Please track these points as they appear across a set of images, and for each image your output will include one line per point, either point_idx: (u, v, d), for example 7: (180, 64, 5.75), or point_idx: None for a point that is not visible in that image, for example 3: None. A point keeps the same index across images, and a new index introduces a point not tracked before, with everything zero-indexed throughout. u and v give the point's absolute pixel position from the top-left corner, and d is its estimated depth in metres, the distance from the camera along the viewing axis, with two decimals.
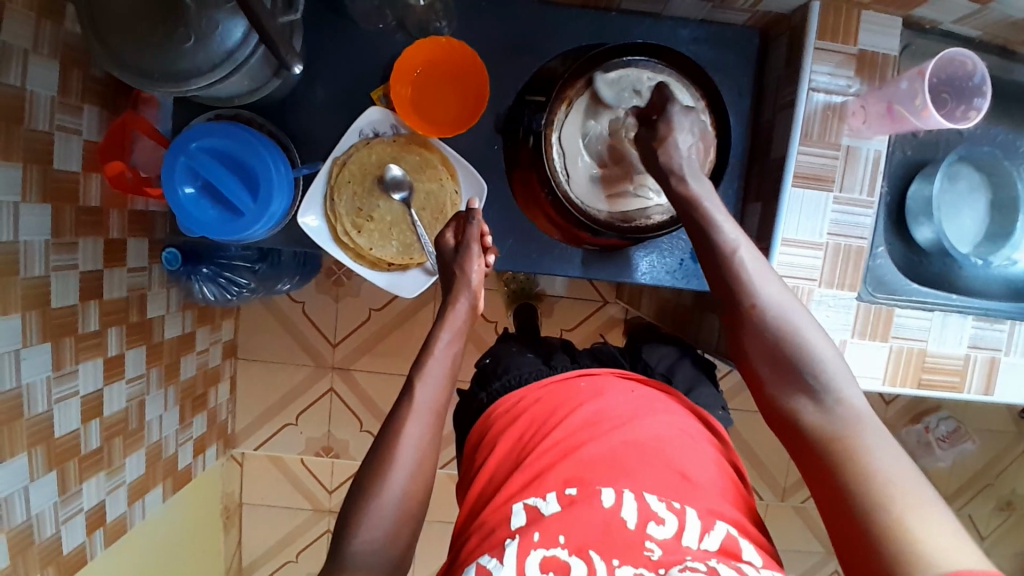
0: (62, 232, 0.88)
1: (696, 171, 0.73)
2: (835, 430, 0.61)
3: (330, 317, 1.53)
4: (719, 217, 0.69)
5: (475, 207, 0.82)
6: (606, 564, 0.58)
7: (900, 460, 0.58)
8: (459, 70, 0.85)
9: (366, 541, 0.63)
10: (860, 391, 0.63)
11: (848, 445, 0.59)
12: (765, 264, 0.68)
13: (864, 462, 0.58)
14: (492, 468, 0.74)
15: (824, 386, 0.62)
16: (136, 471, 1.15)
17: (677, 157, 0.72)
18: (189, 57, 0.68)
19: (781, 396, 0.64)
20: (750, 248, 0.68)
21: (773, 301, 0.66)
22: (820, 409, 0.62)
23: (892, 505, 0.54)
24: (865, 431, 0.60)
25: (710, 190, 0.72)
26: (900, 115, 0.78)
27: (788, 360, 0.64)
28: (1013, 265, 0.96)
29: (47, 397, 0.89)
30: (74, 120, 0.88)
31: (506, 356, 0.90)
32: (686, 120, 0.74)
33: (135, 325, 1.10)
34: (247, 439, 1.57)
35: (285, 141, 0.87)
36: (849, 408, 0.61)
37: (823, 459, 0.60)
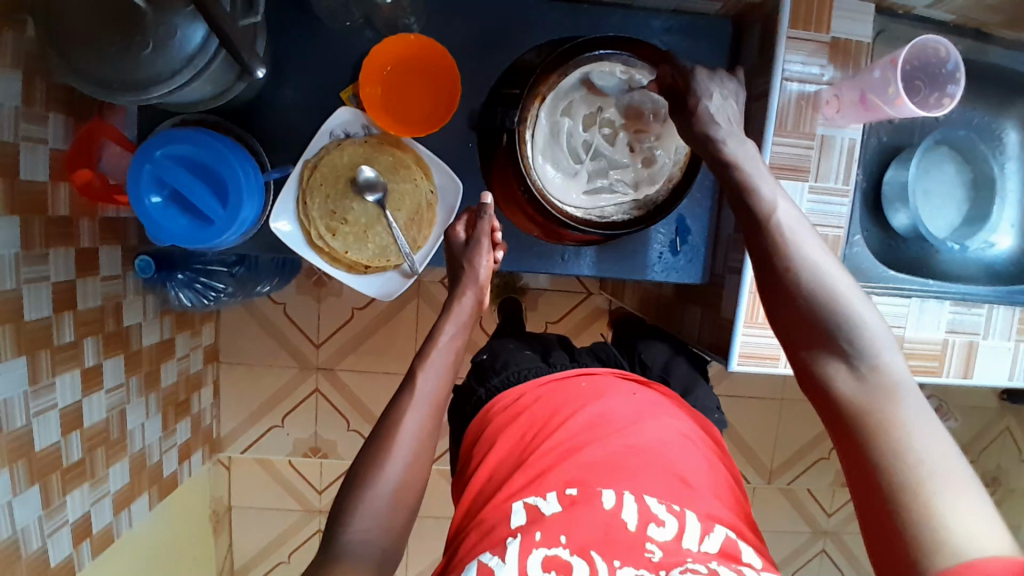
0: (31, 244, 0.86)
1: (738, 137, 0.71)
2: (869, 399, 0.56)
3: (312, 318, 1.51)
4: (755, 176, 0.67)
5: (485, 201, 0.81)
6: (607, 565, 0.58)
7: (938, 438, 0.53)
8: (431, 68, 0.83)
9: (360, 531, 0.62)
10: (905, 362, 0.58)
11: (879, 415, 0.55)
12: (806, 229, 0.65)
13: (892, 432, 0.53)
14: (490, 467, 0.73)
15: (862, 354, 0.58)
16: (121, 480, 1.13)
17: (714, 127, 0.71)
18: (147, 64, 0.66)
19: (816, 364, 0.60)
20: (790, 209, 0.66)
21: (813, 264, 0.62)
22: (855, 377, 0.57)
23: (920, 487, 0.50)
24: (904, 403, 0.55)
25: (751, 153, 0.70)
26: (873, 104, 0.77)
27: (821, 326, 0.60)
28: (991, 247, 0.98)
29: (26, 411, 0.87)
30: (40, 129, 0.86)
31: (501, 352, 0.89)
32: (722, 87, 0.74)
33: (113, 334, 1.07)
34: (234, 443, 1.55)
35: (254, 144, 0.85)
36: (888, 378, 0.56)
37: (852, 430, 0.56)
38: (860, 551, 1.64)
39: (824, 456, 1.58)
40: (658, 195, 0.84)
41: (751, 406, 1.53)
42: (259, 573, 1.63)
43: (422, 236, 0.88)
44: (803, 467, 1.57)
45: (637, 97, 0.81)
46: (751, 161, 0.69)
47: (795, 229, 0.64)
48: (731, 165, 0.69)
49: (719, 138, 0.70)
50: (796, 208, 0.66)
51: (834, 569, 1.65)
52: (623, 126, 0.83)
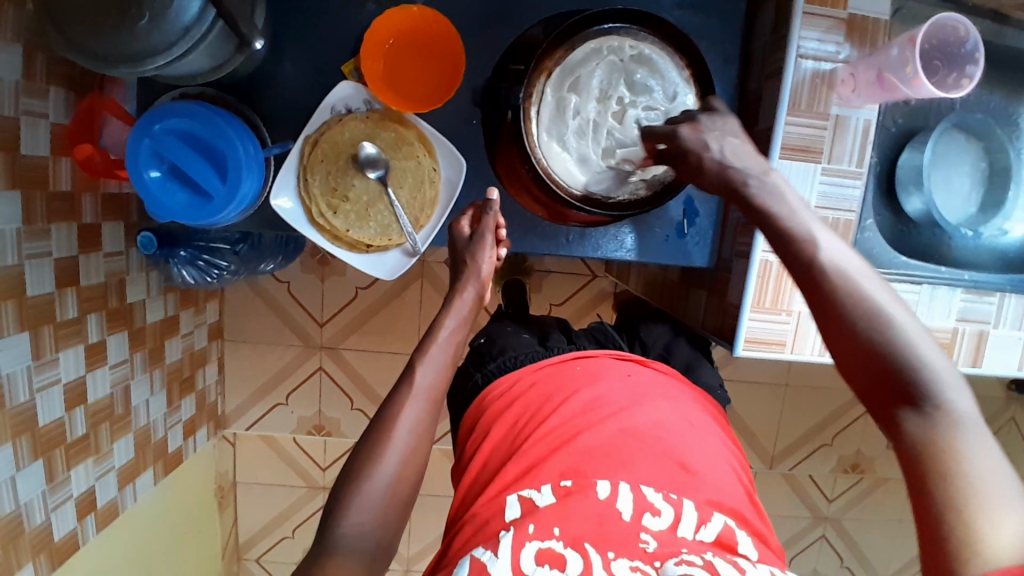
0: (33, 219, 0.85)
1: (764, 170, 0.68)
2: (935, 437, 0.55)
3: (316, 297, 1.51)
4: (794, 206, 0.65)
5: (491, 197, 0.82)
6: (601, 558, 0.57)
7: (1000, 471, 0.53)
8: (434, 42, 0.81)
9: (355, 523, 0.63)
10: (970, 395, 0.56)
11: (944, 453, 0.54)
12: (860, 265, 0.62)
13: (955, 469, 0.53)
14: (484, 455, 0.73)
15: (926, 392, 0.56)
16: (126, 456, 1.14)
17: (731, 170, 0.68)
18: (144, 35, 0.64)
19: (880, 403, 0.59)
20: (838, 241, 0.63)
21: (869, 303, 0.59)
22: (921, 416, 0.56)
23: (977, 520, 0.50)
24: (967, 437, 0.54)
25: (779, 187, 0.66)
26: (890, 84, 0.75)
27: (883, 361, 0.58)
28: (1004, 234, 0.95)
29: (29, 386, 0.88)
30: (41, 104, 0.85)
31: (499, 337, 0.87)
32: (717, 126, 0.71)
33: (116, 311, 1.07)
34: (239, 420, 1.56)
35: (253, 118, 0.84)
36: (952, 414, 0.55)
37: (916, 467, 0.55)
38: (860, 537, 1.64)
39: (827, 443, 1.57)
40: (665, 176, 0.82)
41: (754, 391, 1.52)
42: (263, 548, 1.65)
43: (424, 214, 0.87)
44: (806, 453, 1.57)
45: (647, 76, 0.79)
46: (792, 197, 0.66)
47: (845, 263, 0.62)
48: (768, 203, 0.66)
49: (740, 181, 0.67)
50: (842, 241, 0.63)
51: (834, 554, 1.65)
52: (633, 103, 0.79)
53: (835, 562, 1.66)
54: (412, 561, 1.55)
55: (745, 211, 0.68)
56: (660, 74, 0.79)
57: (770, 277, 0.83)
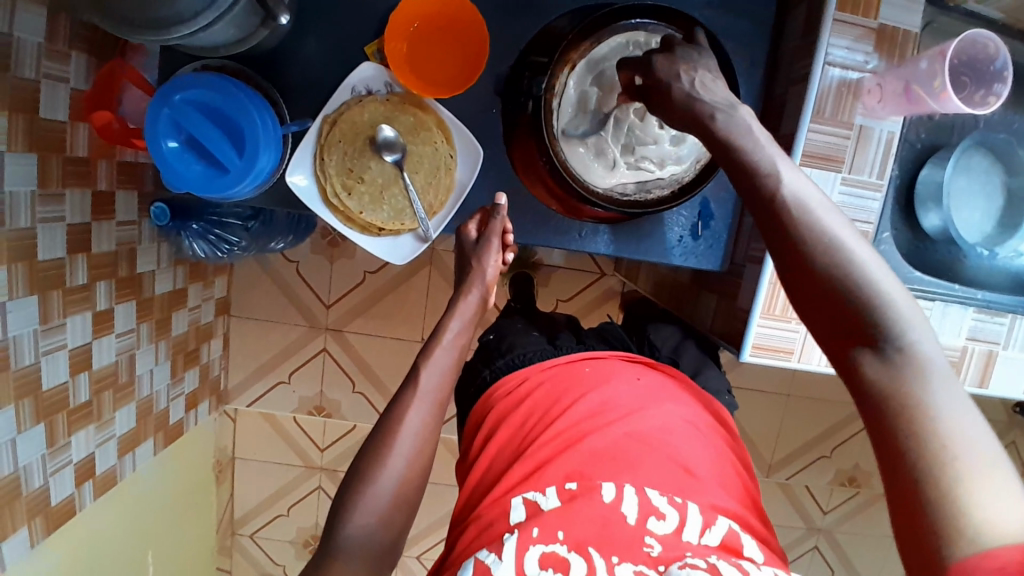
0: (48, 183, 0.86)
1: (730, 103, 0.65)
2: (896, 381, 0.54)
3: (324, 278, 1.51)
4: (761, 143, 0.62)
5: (501, 203, 0.82)
6: (605, 562, 0.57)
7: (964, 418, 0.52)
8: (459, 27, 0.81)
9: (360, 525, 0.63)
10: (932, 332, 0.56)
11: (907, 399, 0.53)
12: (823, 201, 0.60)
13: (919, 418, 0.53)
14: (491, 455, 0.73)
15: (888, 335, 0.55)
16: (126, 424, 1.15)
17: (699, 102, 0.65)
18: (169, 3, 0.64)
19: (840, 347, 0.58)
20: (804, 180, 0.61)
21: (831, 242, 0.58)
22: (883, 361, 0.55)
23: (945, 474, 0.50)
24: (930, 378, 0.54)
25: (748, 121, 0.64)
26: (917, 97, 0.74)
27: (848, 304, 0.57)
28: (1019, 256, 0.94)
29: (35, 350, 0.88)
30: (61, 67, 0.85)
31: (509, 335, 0.87)
32: (692, 60, 0.68)
33: (125, 279, 1.08)
34: (240, 396, 1.57)
35: (274, 94, 0.84)
36: (914, 357, 0.55)
37: (880, 415, 0.55)
38: (853, 551, 1.64)
39: (825, 455, 1.56)
40: (683, 176, 0.82)
41: (756, 399, 1.52)
42: (257, 524, 1.66)
43: (438, 201, 0.86)
44: (803, 464, 1.57)
45: None
46: (759, 131, 0.63)
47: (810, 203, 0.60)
48: (734, 137, 0.63)
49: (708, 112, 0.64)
50: (811, 182, 0.61)
51: (824, 566, 1.65)
52: None
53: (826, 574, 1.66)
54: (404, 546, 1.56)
55: (712, 144, 0.64)
56: None
57: (782, 284, 0.83)
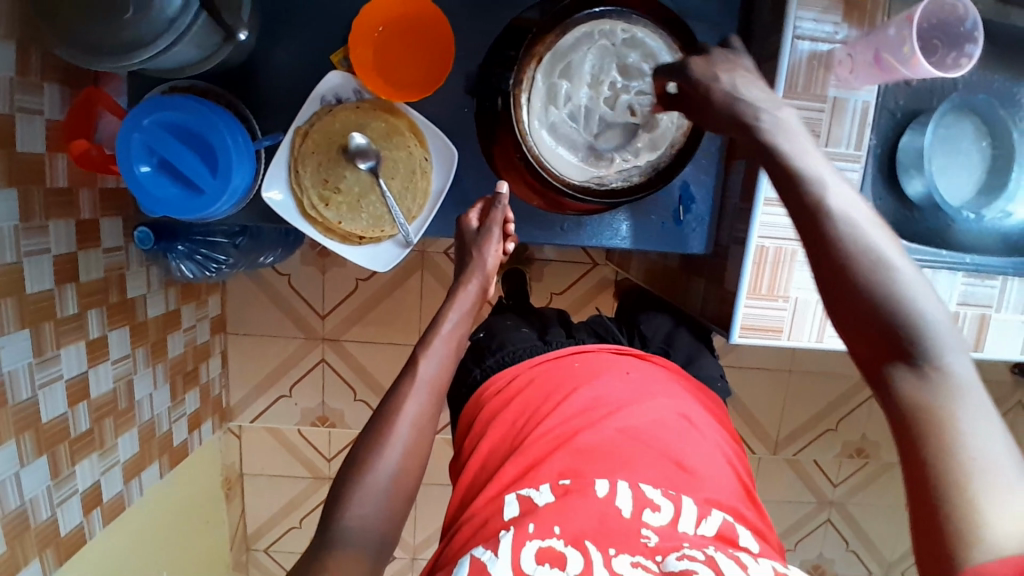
0: (31, 216, 0.86)
1: (774, 103, 0.64)
2: (930, 398, 0.51)
3: (317, 289, 1.51)
4: (796, 146, 0.61)
5: (502, 192, 0.81)
6: (602, 555, 0.56)
7: (997, 444, 0.49)
8: (425, 29, 0.80)
9: (357, 516, 0.62)
10: (970, 358, 0.52)
11: (937, 417, 0.50)
12: (867, 212, 0.58)
13: (950, 438, 0.49)
14: (483, 454, 0.72)
15: (924, 352, 0.52)
16: (131, 450, 1.15)
17: (738, 103, 0.64)
18: (128, 28, 0.63)
19: (872, 361, 0.55)
20: (839, 185, 0.60)
21: (875, 254, 0.55)
22: (917, 376, 0.52)
23: (969, 495, 0.46)
24: (965, 404, 0.50)
25: (785, 123, 0.63)
26: (888, 65, 0.74)
27: (883, 314, 0.54)
28: (1008, 217, 0.93)
29: (31, 383, 0.88)
30: (36, 99, 0.84)
31: (500, 332, 0.87)
32: (727, 60, 0.68)
33: (117, 305, 1.08)
34: (243, 413, 1.57)
35: (243, 110, 0.83)
36: (950, 375, 0.51)
37: (906, 432, 0.51)
38: (866, 522, 1.64)
39: (831, 429, 1.56)
40: (660, 161, 0.81)
41: (757, 378, 1.51)
42: (271, 538, 1.67)
43: (416, 205, 0.86)
44: (810, 439, 1.56)
45: (641, 60, 0.78)
46: (803, 138, 0.62)
47: (849, 209, 0.58)
48: (774, 140, 0.62)
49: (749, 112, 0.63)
50: (850, 188, 0.60)
51: (839, 540, 1.65)
52: (624, 89, 0.79)
53: (841, 548, 1.65)
54: (417, 550, 1.56)
55: (752, 146, 0.64)
56: (654, 57, 0.78)
57: (767, 262, 0.82)
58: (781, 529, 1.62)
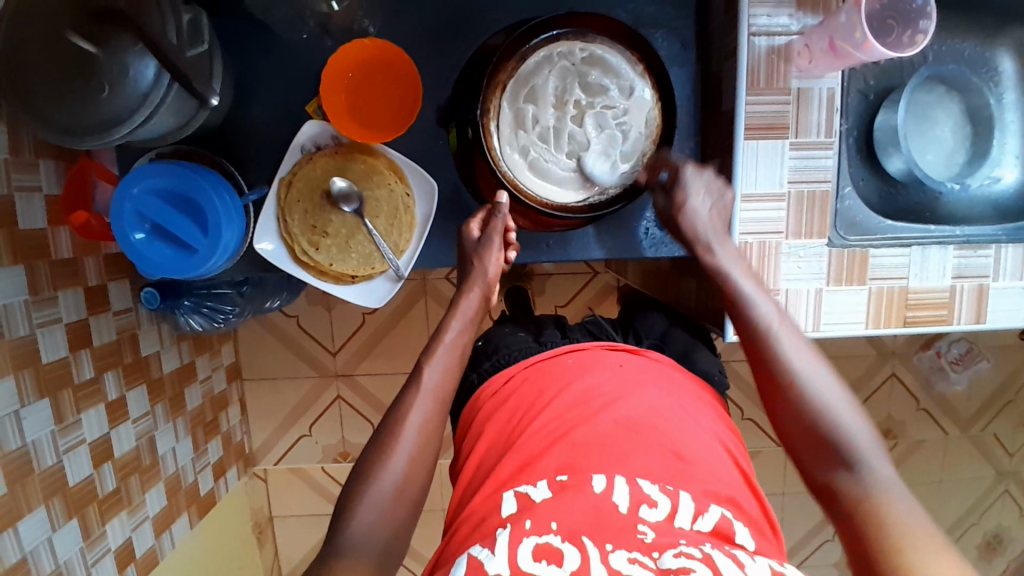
0: (39, 289, 0.89)
1: (724, 237, 0.77)
2: (866, 492, 0.60)
3: (326, 327, 1.54)
4: (747, 285, 0.73)
5: (502, 201, 0.80)
6: (600, 550, 0.54)
7: (923, 520, 0.57)
8: (391, 70, 0.82)
9: (362, 525, 0.62)
10: (889, 461, 0.63)
11: (871, 507, 0.59)
12: (799, 339, 0.70)
13: (885, 521, 0.58)
14: (480, 454, 0.71)
15: (857, 457, 0.62)
16: (159, 504, 1.17)
17: (700, 229, 0.77)
18: (105, 106, 0.67)
19: (818, 468, 0.65)
20: (782, 319, 0.72)
21: (808, 377, 0.67)
22: (853, 476, 0.62)
23: (906, 556, 0.54)
24: (890, 498, 0.59)
25: (735, 257, 0.76)
26: (843, 51, 0.73)
27: (821, 428, 0.65)
28: (996, 182, 0.92)
29: (55, 450, 0.91)
30: (32, 177, 0.88)
31: (496, 337, 0.87)
32: (703, 184, 0.79)
33: (132, 365, 1.11)
34: (267, 455, 1.60)
35: (229, 168, 0.87)
36: (878, 475, 0.61)
37: (852, 520, 0.60)
38: None
39: None
40: (632, 171, 0.83)
41: None
42: None
43: (403, 239, 0.88)
44: None
45: (601, 76, 0.80)
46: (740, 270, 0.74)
47: (787, 336, 0.70)
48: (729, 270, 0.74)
49: (707, 245, 0.76)
50: (788, 319, 0.72)
51: None
52: (590, 105, 0.80)
53: None
54: None
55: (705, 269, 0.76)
56: (614, 72, 0.80)
57: (753, 257, 0.82)
58: (816, 520, 1.59)
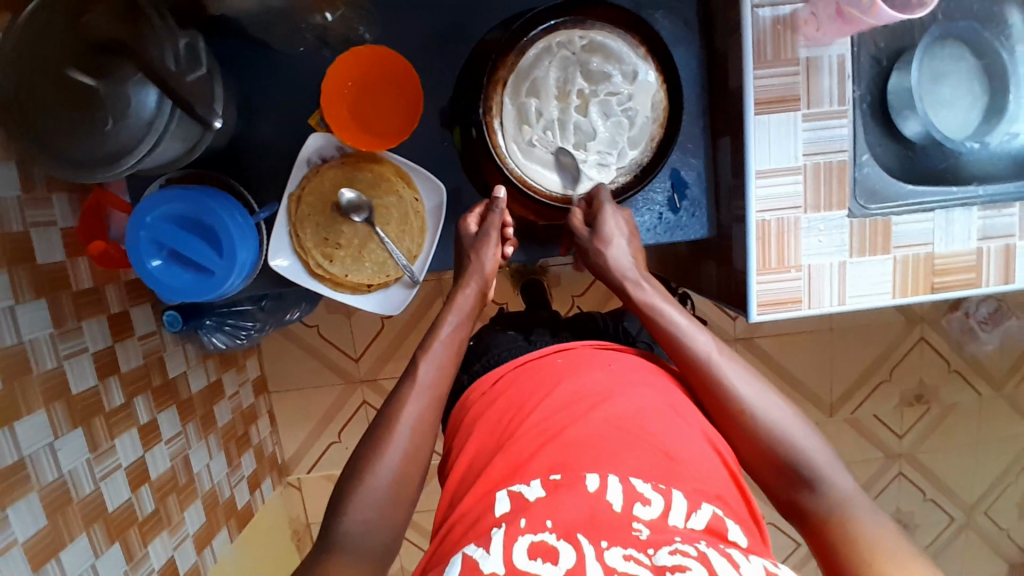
0: (64, 321, 0.91)
1: (644, 274, 0.78)
2: (832, 512, 0.64)
3: (347, 334, 1.55)
4: (682, 324, 0.73)
5: (497, 196, 0.78)
6: (594, 548, 0.54)
7: (888, 532, 0.62)
8: (392, 76, 0.82)
9: (357, 521, 0.64)
10: (847, 474, 0.66)
11: (840, 527, 0.63)
12: (743, 369, 0.71)
13: (853, 541, 0.62)
14: (469, 454, 0.70)
15: (819, 477, 0.65)
16: (198, 520, 1.19)
17: (621, 271, 0.77)
18: (112, 138, 0.67)
19: (782, 489, 0.68)
20: (722, 349, 0.72)
21: (753, 405, 0.68)
22: (816, 495, 0.65)
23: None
24: (854, 515, 0.63)
25: (662, 292, 0.76)
26: (850, 17, 0.71)
27: (779, 455, 0.67)
28: (1015, 138, 0.89)
29: (92, 476, 0.93)
30: (47, 211, 0.89)
31: (487, 336, 0.87)
32: (617, 221, 0.79)
33: (161, 387, 1.13)
34: (299, 465, 1.61)
35: (237, 187, 0.87)
36: (840, 491, 0.65)
37: (824, 542, 0.64)
38: (940, 469, 1.57)
39: (885, 380, 1.51)
40: (642, 157, 0.82)
41: (798, 341, 1.48)
42: None
43: (416, 244, 0.88)
44: (865, 395, 1.51)
45: (603, 63, 0.78)
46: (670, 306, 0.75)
47: (729, 365, 0.71)
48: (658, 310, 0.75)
49: (634, 283, 0.76)
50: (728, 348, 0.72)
51: (915, 491, 1.57)
52: (593, 94, 0.79)
53: (919, 499, 1.58)
54: None
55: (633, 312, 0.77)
56: (616, 58, 0.78)
57: (771, 236, 0.81)
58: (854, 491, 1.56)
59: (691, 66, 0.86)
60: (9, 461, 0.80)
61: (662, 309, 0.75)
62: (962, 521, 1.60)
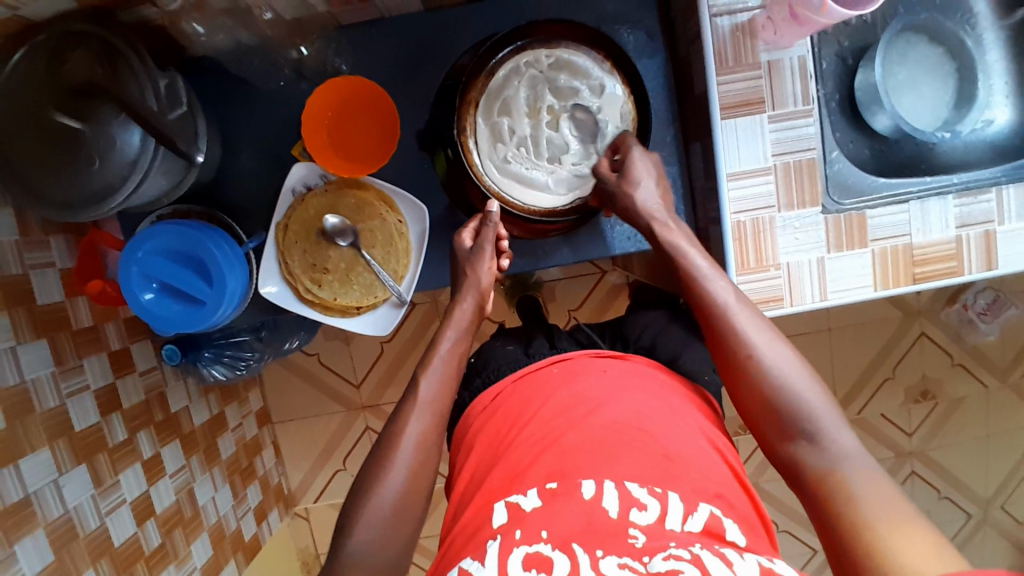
0: (64, 360, 0.93)
1: (675, 220, 0.79)
2: (827, 465, 0.62)
3: (347, 361, 1.56)
4: (703, 268, 0.74)
5: (491, 210, 0.80)
6: (590, 557, 0.54)
7: (887, 490, 0.58)
8: (369, 104, 0.85)
9: (362, 540, 0.64)
10: (851, 433, 0.63)
11: (834, 481, 0.60)
12: (756, 318, 0.71)
13: (843, 497, 0.59)
14: (472, 466, 0.71)
15: (818, 429, 0.64)
16: (205, 553, 1.19)
17: (651, 213, 0.78)
18: (98, 178, 0.70)
19: (779, 443, 0.66)
20: (740, 297, 0.72)
21: (761, 353, 0.68)
22: (815, 448, 0.63)
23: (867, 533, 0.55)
24: (852, 471, 0.60)
25: (690, 237, 0.77)
26: (802, 17, 0.71)
27: (778, 403, 0.66)
28: (990, 124, 0.91)
29: (97, 512, 0.94)
30: (45, 254, 0.92)
31: (485, 351, 0.87)
32: (645, 166, 0.79)
33: (163, 422, 1.14)
34: (306, 494, 1.61)
35: (229, 220, 0.89)
36: (840, 448, 0.62)
37: (817, 497, 0.61)
38: (953, 465, 1.54)
39: (889, 376, 1.50)
40: None
41: (797, 343, 1.47)
42: None
43: (401, 265, 0.89)
44: (869, 393, 1.50)
45: (571, 79, 0.80)
46: (692, 248, 0.76)
47: (744, 313, 0.71)
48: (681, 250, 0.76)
49: (662, 224, 0.77)
50: (746, 297, 0.72)
51: (929, 489, 1.55)
52: (562, 109, 0.81)
53: (934, 497, 1.55)
54: None
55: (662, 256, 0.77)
56: (583, 74, 0.80)
57: (747, 236, 0.82)
58: None
59: (659, 76, 0.88)
60: (14, 499, 0.81)
61: (685, 251, 0.75)
62: (979, 517, 1.58)
